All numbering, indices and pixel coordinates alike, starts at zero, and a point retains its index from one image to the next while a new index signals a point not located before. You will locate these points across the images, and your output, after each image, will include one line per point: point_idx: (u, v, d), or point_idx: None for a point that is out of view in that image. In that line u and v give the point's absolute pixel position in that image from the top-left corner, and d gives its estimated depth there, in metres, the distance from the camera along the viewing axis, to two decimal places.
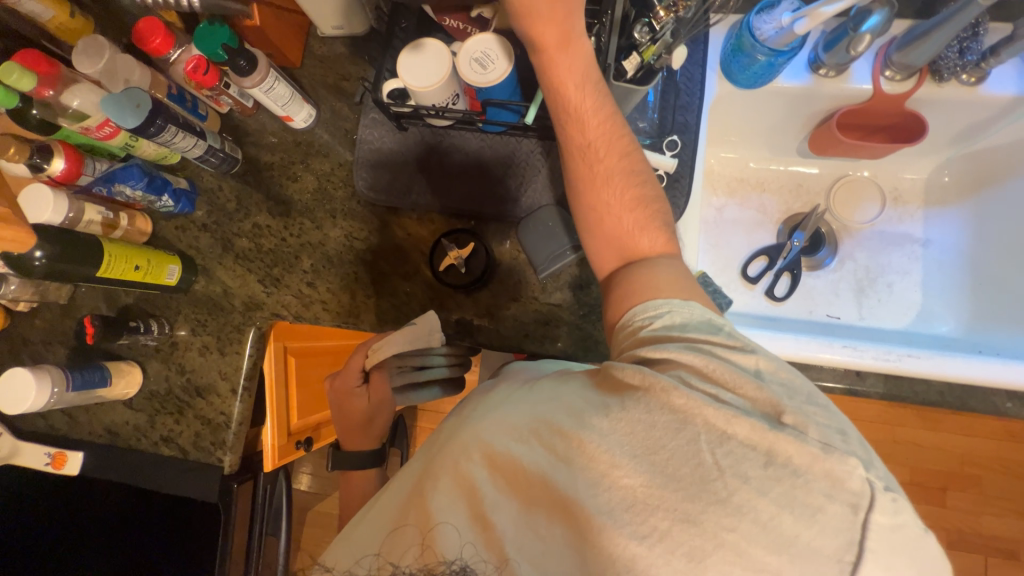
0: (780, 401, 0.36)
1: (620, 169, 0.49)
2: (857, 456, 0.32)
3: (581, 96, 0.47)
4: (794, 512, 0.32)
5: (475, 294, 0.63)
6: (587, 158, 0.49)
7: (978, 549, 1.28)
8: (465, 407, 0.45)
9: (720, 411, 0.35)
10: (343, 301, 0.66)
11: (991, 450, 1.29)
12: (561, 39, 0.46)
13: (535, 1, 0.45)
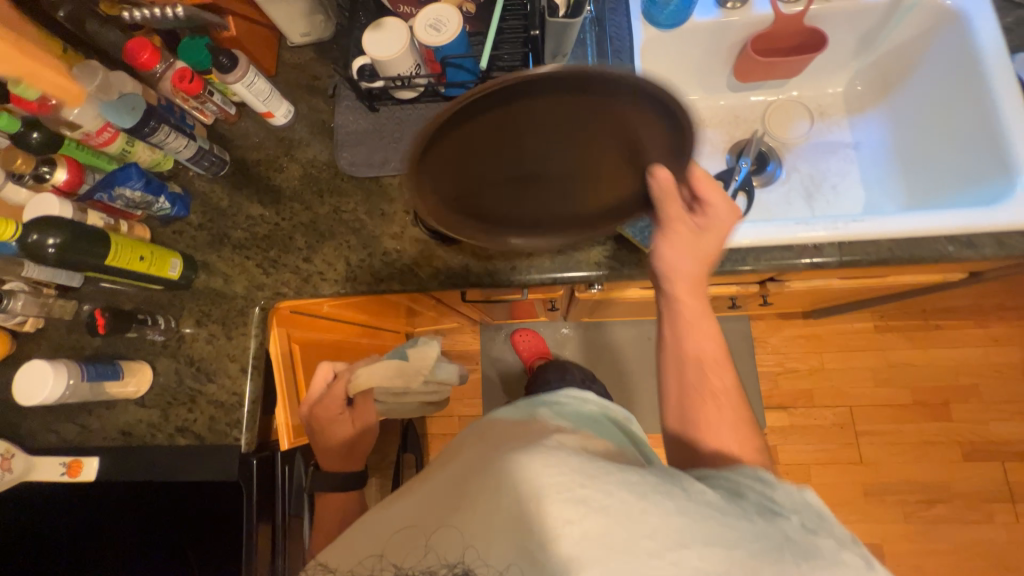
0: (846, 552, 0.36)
1: (737, 414, 0.54)
2: None
3: (700, 311, 0.58)
4: None
5: (460, 238, 0.68)
6: (704, 377, 0.56)
7: (995, 457, 1.30)
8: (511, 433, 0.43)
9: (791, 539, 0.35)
10: (340, 268, 0.70)
11: (980, 357, 1.35)
12: (695, 287, 0.58)
13: (684, 252, 0.57)
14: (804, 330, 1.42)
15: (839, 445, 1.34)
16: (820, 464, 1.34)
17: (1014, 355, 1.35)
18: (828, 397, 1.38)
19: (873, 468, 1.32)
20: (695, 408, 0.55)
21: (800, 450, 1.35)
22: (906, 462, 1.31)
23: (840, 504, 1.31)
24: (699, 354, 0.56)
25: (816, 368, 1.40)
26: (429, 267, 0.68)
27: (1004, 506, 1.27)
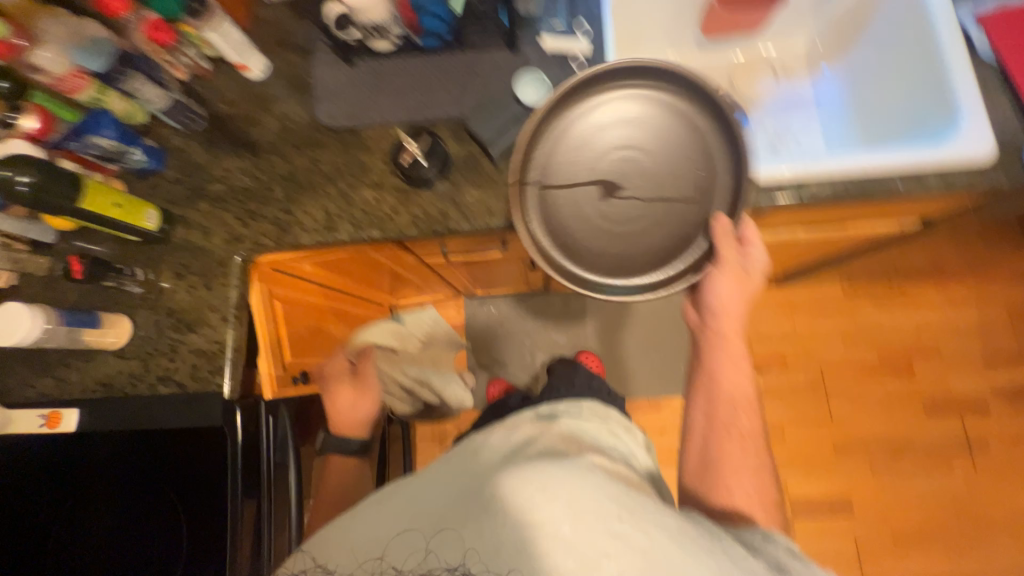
0: None
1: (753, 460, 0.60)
2: None
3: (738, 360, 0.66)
4: None
5: (438, 185, 0.70)
6: (731, 421, 0.62)
7: (954, 410, 1.37)
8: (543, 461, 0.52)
9: None
10: (319, 219, 0.71)
11: (941, 316, 1.43)
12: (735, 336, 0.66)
13: (729, 299, 0.65)
14: (777, 297, 1.48)
15: (810, 405, 1.40)
16: (792, 424, 1.39)
17: (972, 316, 1.42)
18: (799, 360, 1.43)
19: (842, 425, 1.38)
20: (722, 448, 0.61)
21: (774, 410, 1.40)
22: (872, 419, 1.38)
23: (811, 461, 1.37)
24: (731, 403, 0.63)
25: (788, 332, 1.45)
26: (408, 214, 0.70)
27: (962, 457, 1.34)
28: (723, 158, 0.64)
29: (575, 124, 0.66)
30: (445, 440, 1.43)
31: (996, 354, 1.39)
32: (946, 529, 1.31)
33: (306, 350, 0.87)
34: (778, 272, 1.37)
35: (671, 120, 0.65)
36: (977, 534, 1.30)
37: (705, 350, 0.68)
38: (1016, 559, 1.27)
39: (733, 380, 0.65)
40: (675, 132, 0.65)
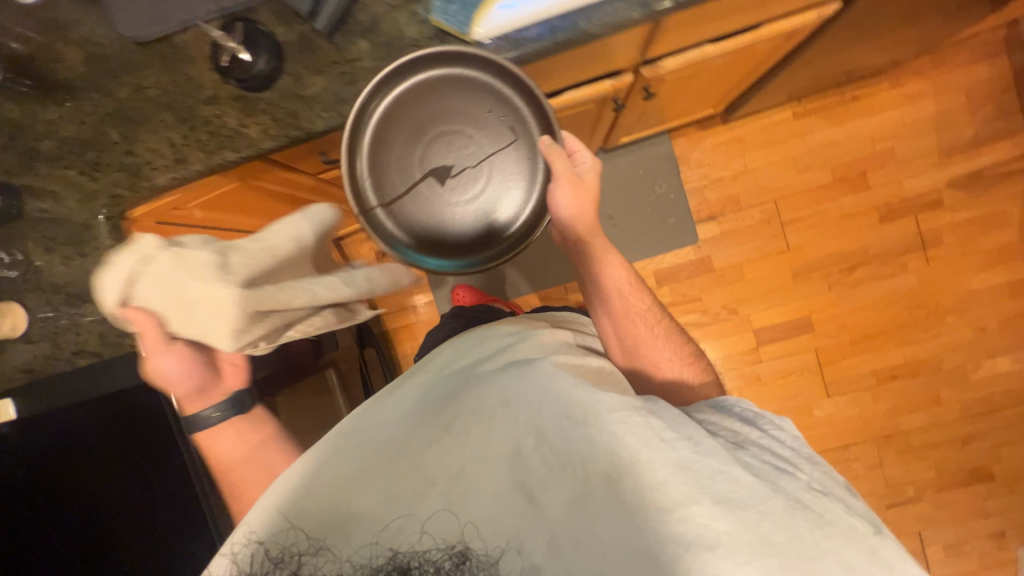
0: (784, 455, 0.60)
1: (659, 335, 0.79)
2: (835, 489, 0.57)
3: (619, 272, 0.79)
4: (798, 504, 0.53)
5: (277, 83, 0.62)
6: (636, 320, 0.78)
7: (908, 212, 1.36)
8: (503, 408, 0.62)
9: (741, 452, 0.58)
10: (166, 152, 0.64)
11: (895, 118, 1.36)
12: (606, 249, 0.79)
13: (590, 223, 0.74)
14: (725, 137, 1.40)
15: (767, 239, 1.40)
16: (751, 261, 1.41)
17: (927, 109, 1.35)
18: (753, 197, 1.40)
19: (799, 251, 1.40)
20: (641, 352, 0.77)
21: (731, 254, 1.41)
22: (828, 239, 1.39)
23: (771, 292, 1.41)
24: (621, 294, 0.79)
25: (740, 171, 1.40)
26: (257, 124, 0.63)
27: (916, 255, 1.37)
28: (530, 124, 0.66)
29: (395, 112, 0.64)
30: None
31: (952, 144, 1.35)
32: (900, 324, 1.39)
33: None
34: (720, 108, 1.28)
35: (485, 91, 0.64)
36: (928, 321, 1.38)
37: (589, 262, 0.79)
38: (965, 336, 1.37)
39: (616, 277, 0.79)
40: (479, 108, 0.65)
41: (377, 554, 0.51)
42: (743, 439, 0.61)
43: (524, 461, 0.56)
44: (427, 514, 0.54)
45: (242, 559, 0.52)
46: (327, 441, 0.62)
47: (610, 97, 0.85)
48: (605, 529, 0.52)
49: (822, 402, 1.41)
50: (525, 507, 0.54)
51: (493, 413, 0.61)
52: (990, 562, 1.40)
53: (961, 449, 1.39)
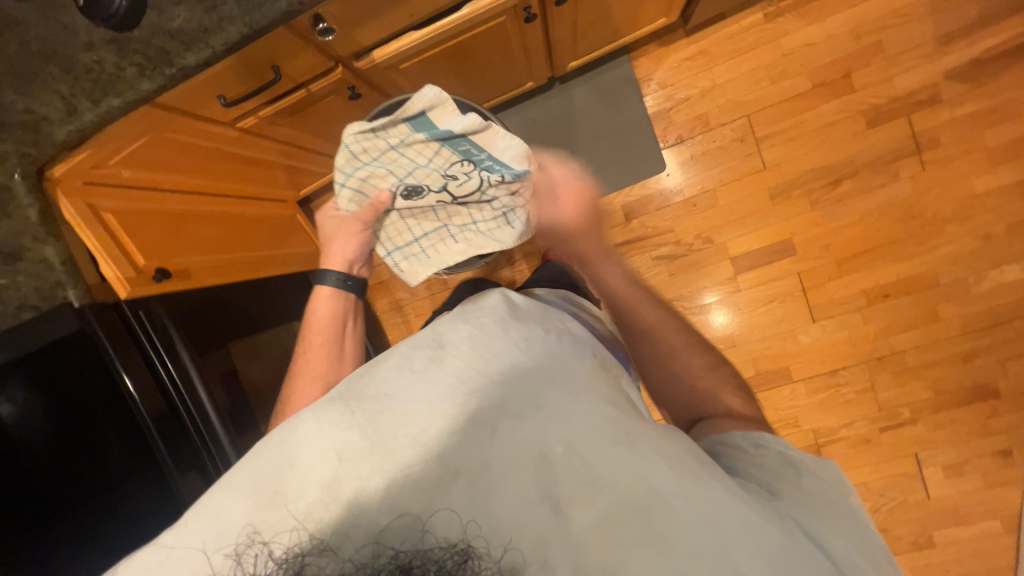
0: (844, 518, 0.50)
1: (678, 345, 0.74)
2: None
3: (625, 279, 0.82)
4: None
5: (143, 21, 0.61)
6: (651, 331, 0.76)
7: (900, 113, 1.23)
8: (537, 402, 0.48)
9: (796, 517, 0.48)
10: (58, 106, 0.66)
11: (882, 7, 1.21)
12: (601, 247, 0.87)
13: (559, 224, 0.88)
14: (690, 51, 1.30)
15: (741, 159, 1.31)
16: (724, 185, 1.33)
17: None
18: (724, 114, 1.30)
19: (777, 169, 1.30)
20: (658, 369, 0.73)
21: (703, 179, 1.33)
22: (809, 152, 1.28)
23: (748, 216, 1.33)
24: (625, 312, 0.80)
25: (708, 87, 1.30)
26: (133, 67, 0.63)
27: (909, 160, 1.25)
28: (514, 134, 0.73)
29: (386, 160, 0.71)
30: (401, 308, 1.53)
31: (951, 29, 1.20)
32: (892, 238, 1.28)
33: (175, 248, 0.90)
34: (673, 17, 1.19)
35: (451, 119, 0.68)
36: (924, 232, 1.27)
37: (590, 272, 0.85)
38: (967, 245, 1.25)
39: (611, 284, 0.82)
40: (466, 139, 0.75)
41: (379, 555, 0.40)
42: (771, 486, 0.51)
43: (556, 465, 0.44)
44: (438, 513, 0.42)
45: (241, 557, 0.42)
46: (327, 406, 0.48)
47: (518, 5, 0.80)
48: (633, 557, 0.41)
49: (807, 327, 1.34)
50: (551, 518, 0.42)
51: (539, 404, 0.47)
52: (995, 482, 1.32)
53: (962, 366, 1.30)
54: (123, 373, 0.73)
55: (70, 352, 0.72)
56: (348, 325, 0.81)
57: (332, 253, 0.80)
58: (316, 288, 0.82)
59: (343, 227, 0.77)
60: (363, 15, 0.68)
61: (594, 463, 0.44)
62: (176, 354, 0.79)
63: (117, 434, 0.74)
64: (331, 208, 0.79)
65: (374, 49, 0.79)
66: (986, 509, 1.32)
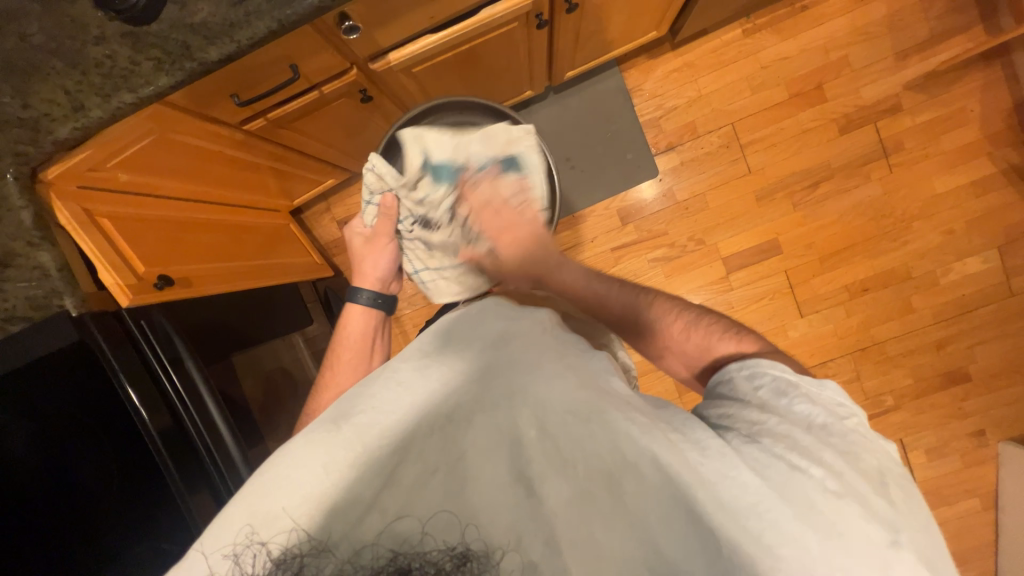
0: (839, 439, 0.50)
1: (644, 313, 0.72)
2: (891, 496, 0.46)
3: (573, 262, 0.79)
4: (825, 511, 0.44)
5: (161, 15, 0.59)
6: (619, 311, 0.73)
7: (867, 121, 1.34)
8: (506, 387, 0.50)
9: (787, 444, 0.49)
10: (62, 102, 0.62)
11: (847, 25, 1.33)
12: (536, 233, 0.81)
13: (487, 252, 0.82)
14: (676, 63, 1.37)
15: (727, 164, 1.38)
16: (713, 189, 1.39)
17: (878, 12, 1.32)
18: (710, 122, 1.37)
19: (761, 173, 1.38)
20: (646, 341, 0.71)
21: (693, 183, 1.39)
22: (789, 157, 1.37)
23: (736, 218, 1.39)
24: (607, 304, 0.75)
25: (695, 97, 1.37)
26: (149, 61, 0.61)
27: (878, 164, 1.35)
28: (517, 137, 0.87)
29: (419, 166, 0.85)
30: (398, 318, 1.50)
31: (907, 45, 1.32)
32: (867, 236, 1.38)
33: (174, 256, 0.86)
34: (663, 31, 1.25)
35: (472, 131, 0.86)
36: (895, 229, 1.37)
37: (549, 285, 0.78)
38: (933, 240, 1.36)
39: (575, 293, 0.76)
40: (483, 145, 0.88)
41: (376, 555, 0.42)
42: (755, 430, 0.51)
43: (527, 446, 0.46)
44: (426, 513, 0.43)
45: (244, 559, 0.44)
46: (319, 424, 0.51)
47: (531, 11, 0.82)
48: (604, 528, 0.44)
49: (796, 322, 1.41)
50: (524, 499, 0.44)
51: (509, 389, 0.50)
52: (973, 461, 1.40)
53: (937, 353, 1.39)
54: (127, 386, 0.68)
55: (73, 364, 0.67)
56: (378, 338, 0.86)
57: (363, 270, 0.88)
58: (348, 306, 0.87)
59: (377, 241, 0.87)
60: (386, 14, 0.68)
61: (563, 441, 0.46)
62: (181, 364, 0.74)
63: (128, 450, 0.70)
64: (357, 225, 0.89)
65: (391, 52, 0.79)
66: (966, 488, 1.40)
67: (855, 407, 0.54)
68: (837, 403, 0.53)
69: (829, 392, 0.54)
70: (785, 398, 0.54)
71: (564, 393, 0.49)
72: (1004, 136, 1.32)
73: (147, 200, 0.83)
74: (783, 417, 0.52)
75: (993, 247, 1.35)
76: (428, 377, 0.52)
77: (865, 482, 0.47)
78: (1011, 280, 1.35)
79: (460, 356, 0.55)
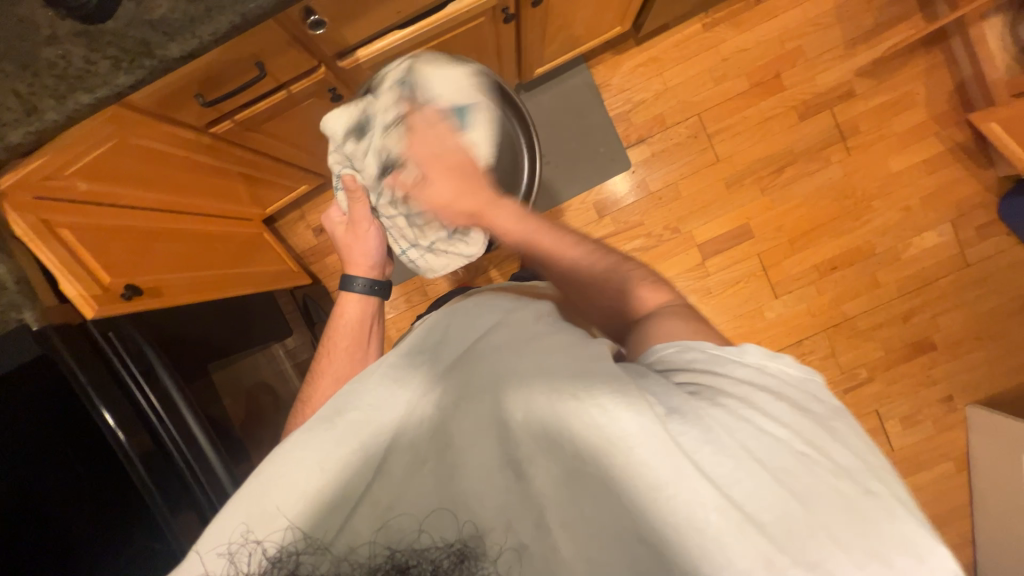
0: (794, 405, 0.49)
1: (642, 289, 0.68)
2: (845, 442, 0.48)
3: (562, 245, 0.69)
4: (793, 480, 0.43)
5: (118, 13, 0.58)
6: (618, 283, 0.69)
7: (823, 106, 1.41)
8: (493, 373, 0.50)
9: (752, 421, 0.47)
10: (13, 106, 0.60)
11: (799, 16, 1.39)
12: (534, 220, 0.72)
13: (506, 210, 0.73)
14: (642, 58, 1.41)
15: (697, 154, 1.42)
16: (685, 178, 1.43)
17: (827, 3, 1.39)
18: (677, 113, 1.41)
19: (729, 161, 1.43)
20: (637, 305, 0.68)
21: (665, 174, 1.43)
22: (754, 143, 1.42)
23: (708, 205, 1.43)
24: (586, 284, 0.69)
25: (661, 90, 1.41)
26: (107, 60, 0.59)
27: (837, 147, 1.42)
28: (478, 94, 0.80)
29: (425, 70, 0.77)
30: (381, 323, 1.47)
31: (855, 34, 1.39)
32: (831, 216, 1.43)
33: (141, 266, 0.83)
34: (627, 26, 1.28)
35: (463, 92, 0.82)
36: (858, 208, 1.43)
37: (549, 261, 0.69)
38: (893, 217, 1.43)
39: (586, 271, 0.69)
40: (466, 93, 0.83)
41: (376, 554, 0.41)
42: (717, 392, 0.49)
43: (516, 431, 0.46)
44: (421, 511, 0.43)
45: (238, 558, 0.43)
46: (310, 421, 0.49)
47: (496, 6, 0.84)
48: (594, 504, 0.43)
49: (771, 303, 1.45)
50: (518, 484, 0.44)
51: (501, 377, 0.49)
52: (944, 426, 1.46)
53: (905, 325, 1.45)
54: (98, 403, 0.65)
55: (38, 378, 0.64)
56: (374, 331, 0.83)
57: (354, 255, 0.85)
58: (343, 294, 0.84)
59: (358, 227, 0.83)
60: (353, 9, 0.68)
61: (554, 423, 0.45)
62: (154, 377, 0.71)
63: (110, 461, 0.68)
64: (336, 213, 0.86)
65: (359, 49, 0.79)
66: (941, 453, 1.46)
67: (799, 362, 0.55)
68: (783, 366, 0.54)
69: (778, 359, 0.54)
70: (734, 364, 0.53)
71: (550, 370, 0.49)
72: (949, 117, 1.40)
73: (116, 210, 0.81)
74: (741, 384, 0.50)
75: (947, 221, 1.42)
76: (420, 367, 0.52)
77: (822, 434, 0.48)
78: (965, 251, 1.43)
79: (452, 349, 0.54)
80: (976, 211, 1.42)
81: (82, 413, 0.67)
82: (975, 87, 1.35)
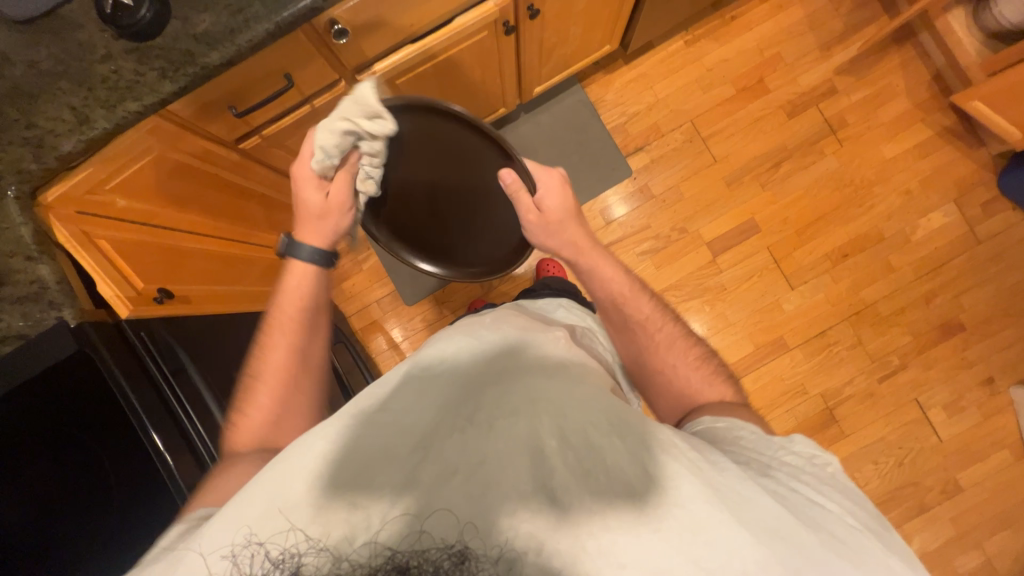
0: (840, 485, 0.51)
1: (669, 337, 0.73)
2: (891, 531, 0.49)
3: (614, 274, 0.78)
4: (846, 554, 0.43)
5: (165, 28, 0.64)
6: (646, 325, 0.73)
7: (808, 104, 1.48)
8: (524, 396, 0.49)
9: (795, 489, 0.49)
10: (67, 117, 0.65)
11: (773, 27, 1.50)
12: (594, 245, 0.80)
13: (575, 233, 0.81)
14: (632, 75, 1.51)
15: (694, 157, 1.48)
16: (685, 180, 1.48)
17: (798, 14, 1.50)
18: (671, 122, 1.49)
19: (725, 161, 1.48)
20: (653, 351, 0.72)
21: (666, 178, 1.48)
22: (748, 143, 1.48)
23: (713, 204, 1.47)
24: (619, 302, 0.75)
25: (653, 102, 1.50)
26: (153, 71, 0.65)
27: (829, 140, 1.47)
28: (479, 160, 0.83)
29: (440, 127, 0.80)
30: (398, 346, 1.46)
31: (828, 39, 1.49)
32: (835, 205, 1.46)
33: (171, 274, 0.86)
34: (615, 45, 1.38)
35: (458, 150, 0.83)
36: (859, 195, 1.46)
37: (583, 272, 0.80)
38: (895, 201, 1.45)
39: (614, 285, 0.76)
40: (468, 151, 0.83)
41: (376, 554, 0.38)
42: (766, 465, 0.51)
43: (550, 456, 0.44)
44: (428, 511, 0.41)
45: (241, 559, 0.41)
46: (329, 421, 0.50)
47: (498, 20, 0.92)
48: (621, 539, 0.41)
49: (788, 295, 1.45)
50: (543, 508, 0.41)
51: (531, 397, 0.48)
52: (990, 412, 1.39)
53: (928, 307, 1.43)
54: (134, 399, 0.68)
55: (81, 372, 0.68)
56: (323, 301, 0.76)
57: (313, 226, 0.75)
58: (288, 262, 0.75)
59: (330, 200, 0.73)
60: (372, 19, 0.75)
61: (587, 449, 0.44)
62: (184, 374, 0.75)
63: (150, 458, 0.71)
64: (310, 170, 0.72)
65: (375, 64, 0.87)
66: (992, 441, 1.38)
67: (827, 453, 0.56)
68: (815, 455, 0.54)
69: (803, 443, 0.55)
70: (773, 446, 0.55)
71: (583, 402, 0.49)
72: (932, 104, 1.46)
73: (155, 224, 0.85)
74: (779, 459, 0.53)
75: (950, 201, 1.44)
76: (445, 384, 0.52)
77: (870, 516, 0.49)
78: (974, 229, 1.44)
79: (478, 369, 0.54)
80: (977, 190, 1.44)
81: (119, 415, 0.71)
82: (951, 75, 1.42)
